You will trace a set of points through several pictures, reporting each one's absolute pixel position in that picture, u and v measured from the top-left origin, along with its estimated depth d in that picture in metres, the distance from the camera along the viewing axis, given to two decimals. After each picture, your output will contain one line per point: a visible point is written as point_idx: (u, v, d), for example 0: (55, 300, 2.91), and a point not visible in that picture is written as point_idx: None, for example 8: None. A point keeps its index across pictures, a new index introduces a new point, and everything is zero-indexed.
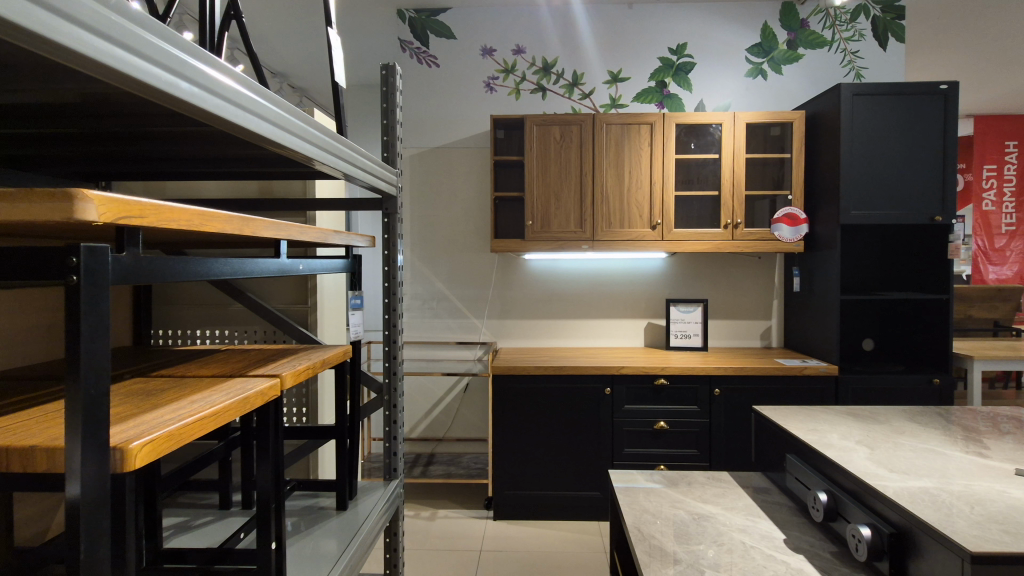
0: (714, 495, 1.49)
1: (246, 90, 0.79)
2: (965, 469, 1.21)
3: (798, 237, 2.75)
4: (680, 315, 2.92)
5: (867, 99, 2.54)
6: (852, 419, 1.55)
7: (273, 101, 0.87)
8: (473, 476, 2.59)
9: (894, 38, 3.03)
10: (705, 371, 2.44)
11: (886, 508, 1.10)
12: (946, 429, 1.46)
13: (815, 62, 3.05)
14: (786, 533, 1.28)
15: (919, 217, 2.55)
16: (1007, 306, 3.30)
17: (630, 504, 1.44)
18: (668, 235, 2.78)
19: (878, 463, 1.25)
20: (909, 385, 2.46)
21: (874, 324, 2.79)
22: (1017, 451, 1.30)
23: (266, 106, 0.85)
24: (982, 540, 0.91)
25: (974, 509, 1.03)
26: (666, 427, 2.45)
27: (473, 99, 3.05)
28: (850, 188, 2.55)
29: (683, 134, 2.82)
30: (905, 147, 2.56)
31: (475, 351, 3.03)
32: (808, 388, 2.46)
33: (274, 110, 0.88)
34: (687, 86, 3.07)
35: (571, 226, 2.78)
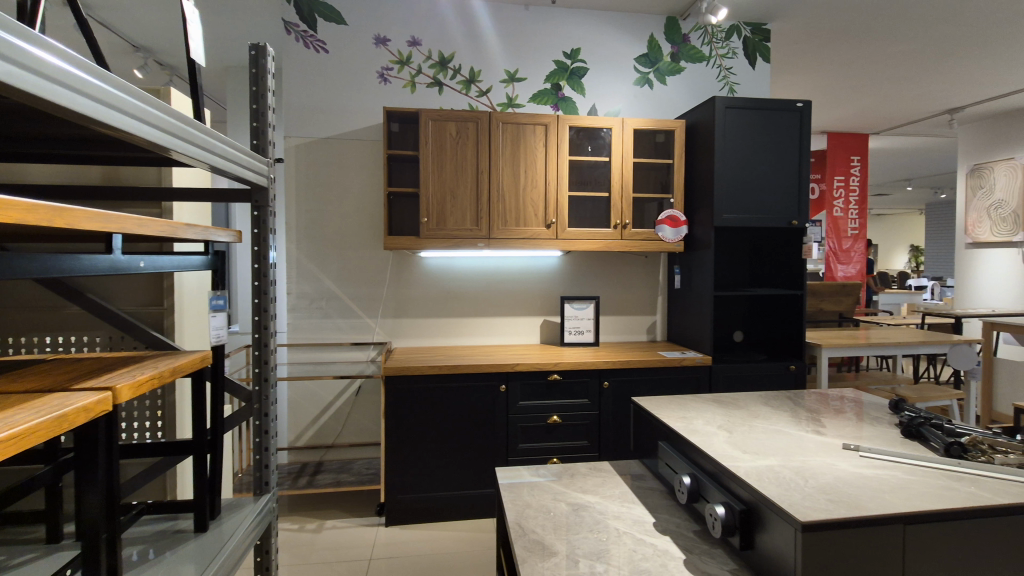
0: (594, 485, 1.54)
1: (58, 60, 0.68)
2: (806, 446, 1.35)
3: (678, 238, 2.94)
4: (573, 312, 2.99)
5: (738, 112, 2.77)
6: (716, 405, 1.68)
7: (101, 77, 0.76)
8: (364, 483, 2.49)
9: (761, 59, 3.34)
10: (595, 366, 2.53)
11: (738, 487, 1.19)
12: (793, 411, 1.63)
13: (695, 75, 3.28)
14: (656, 517, 1.36)
15: (779, 221, 2.83)
16: (849, 300, 3.79)
17: (514, 500, 1.45)
18: (562, 234, 2.85)
19: (734, 446, 1.36)
20: (772, 371, 2.73)
21: (743, 317, 3.07)
22: (846, 427, 1.49)
23: (90, 81, 0.73)
24: (812, 510, 1.02)
25: (808, 482, 1.15)
26: (558, 420, 2.51)
27: (366, 89, 2.93)
28: (722, 193, 2.77)
29: (575, 137, 2.91)
30: (769, 157, 2.82)
31: (368, 352, 2.92)
32: (685, 377, 2.65)
33: (104, 88, 0.77)
34: (580, 90, 3.17)
35: (466, 223, 2.76)
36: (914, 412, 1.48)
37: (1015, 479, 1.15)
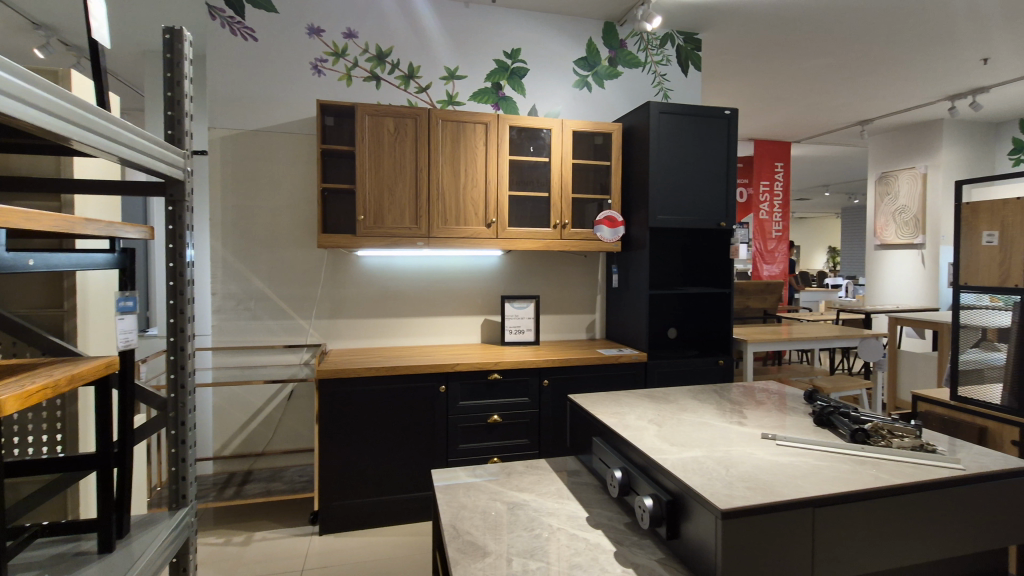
0: (530, 482, 1.55)
1: None
2: (729, 437, 1.41)
3: (616, 238, 3.00)
4: (515, 312, 3.02)
5: (671, 117, 2.88)
6: (648, 401, 1.74)
7: None
8: (296, 491, 2.39)
9: (693, 67, 3.48)
10: (534, 365, 2.55)
11: (665, 479, 1.23)
12: (718, 403, 1.71)
13: (632, 80, 3.37)
14: (589, 511, 1.39)
15: (709, 222, 2.96)
16: (773, 298, 4.02)
17: (449, 502, 1.43)
18: (502, 233, 2.85)
19: (662, 439, 1.40)
20: (702, 366, 2.85)
21: (677, 315, 3.19)
22: (765, 418, 1.57)
23: None
24: (731, 498, 1.07)
25: (729, 471, 1.20)
26: (498, 420, 2.51)
27: (299, 81, 2.82)
28: (656, 196, 2.86)
29: (515, 137, 2.92)
30: (699, 162, 2.95)
31: (300, 354, 2.81)
32: (622, 374, 2.72)
33: None
34: (521, 90, 3.18)
35: (404, 222, 2.71)
36: (825, 402, 1.59)
37: (908, 461, 1.26)
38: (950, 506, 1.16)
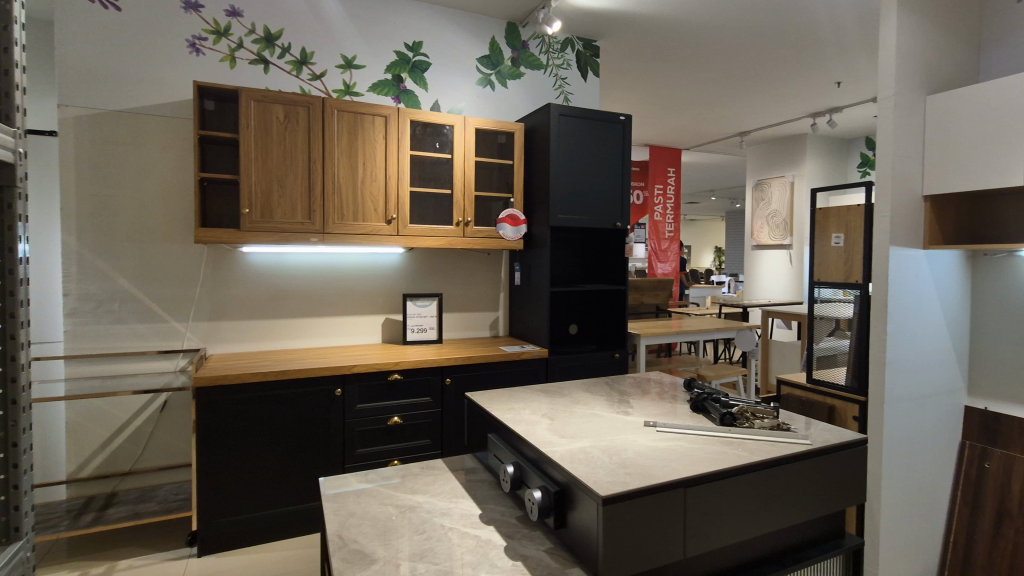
0: (425, 484, 1.52)
1: None
2: (615, 426, 1.48)
3: (518, 236, 3.04)
4: (416, 309, 2.95)
5: (570, 120, 2.97)
6: (543, 395, 1.78)
7: None
8: (170, 511, 2.17)
9: (591, 72, 3.62)
10: (436, 364, 2.52)
11: (554, 470, 1.26)
12: (608, 395, 1.79)
13: (534, 81, 3.42)
14: (482, 508, 1.39)
15: (606, 222, 3.10)
16: (664, 293, 4.30)
17: (337, 510, 1.36)
18: (403, 230, 2.78)
19: (553, 431, 1.44)
20: (599, 360, 2.99)
21: (577, 311, 3.30)
22: (648, 406, 1.67)
23: None
24: (612, 485, 1.12)
25: (612, 458, 1.26)
26: (399, 421, 2.46)
27: (173, 59, 2.56)
28: (557, 196, 2.94)
29: (416, 132, 2.86)
30: (596, 164, 3.07)
31: (176, 360, 2.54)
32: (524, 370, 2.78)
33: None
34: (423, 85, 3.12)
35: (297, 216, 2.55)
36: (701, 389, 1.72)
37: (766, 439, 1.40)
38: (799, 478, 1.30)
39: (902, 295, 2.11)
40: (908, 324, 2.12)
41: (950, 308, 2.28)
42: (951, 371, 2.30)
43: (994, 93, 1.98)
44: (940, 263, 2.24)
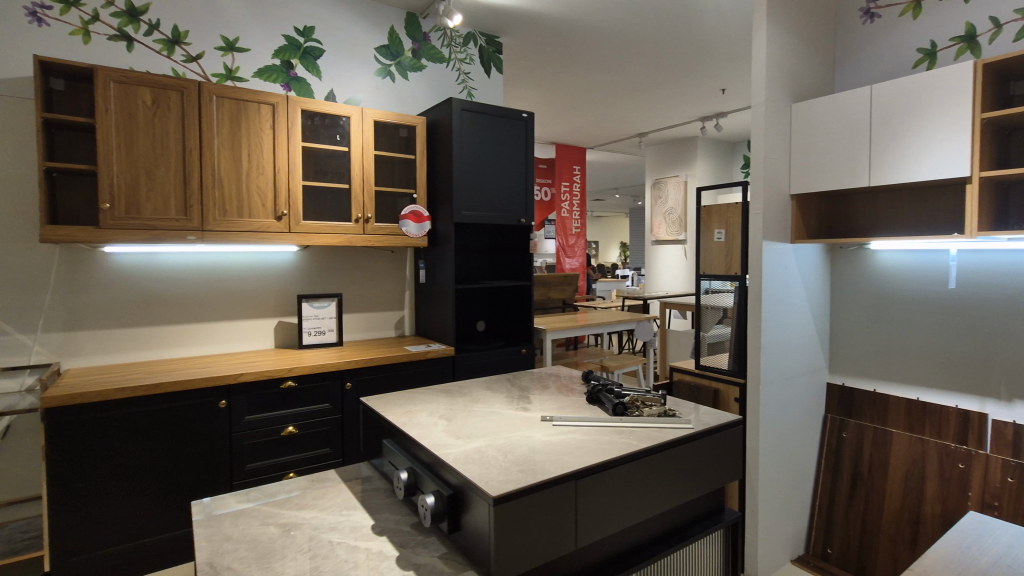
0: (313, 498, 1.43)
1: None
2: (512, 424, 1.48)
3: (422, 233, 2.97)
4: (312, 311, 2.79)
5: (473, 115, 2.93)
6: (441, 396, 1.74)
7: None
8: (14, 553, 1.88)
9: (495, 69, 3.61)
10: (335, 368, 2.40)
11: (447, 474, 1.23)
12: (507, 392, 1.80)
13: (436, 75, 3.36)
14: (375, 518, 1.33)
15: (510, 219, 3.11)
16: (570, 288, 4.43)
17: (210, 536, 1.24)
18: (296, 227, 2.61)
19: (449, 433, 1.41)
20: (506, 356, 3.00)
21: (485, 308, 3.29)
22: (546, 401, 1.69)
23: None
24: (503, 484, 1.11)
25: (506, 457, 1.26)
26: (294, 431, 2.31)
27: (7, 29, 2.20)
28: (461, 192, 2.90)
29: (308, 123, 2.68)
30: (500, 161, 3.07)
31: (22, 380, 2.13)
32: (429, 370, 2.72)
33: None
34: (316, 73, 2.94)
35: (171, 212, 2.31)
36: (597, 380, 1.77)
37: (654, 426, 1.47)
38: (682, 461, 1.38)
39: (774, 285, 2.32)
40: (779, 312, 2.34)
41: (814, 295, 2.54)
42: (815, 353, 2.56)
43: (845, 103, 2.22)
44: (805, 255, 2.49)
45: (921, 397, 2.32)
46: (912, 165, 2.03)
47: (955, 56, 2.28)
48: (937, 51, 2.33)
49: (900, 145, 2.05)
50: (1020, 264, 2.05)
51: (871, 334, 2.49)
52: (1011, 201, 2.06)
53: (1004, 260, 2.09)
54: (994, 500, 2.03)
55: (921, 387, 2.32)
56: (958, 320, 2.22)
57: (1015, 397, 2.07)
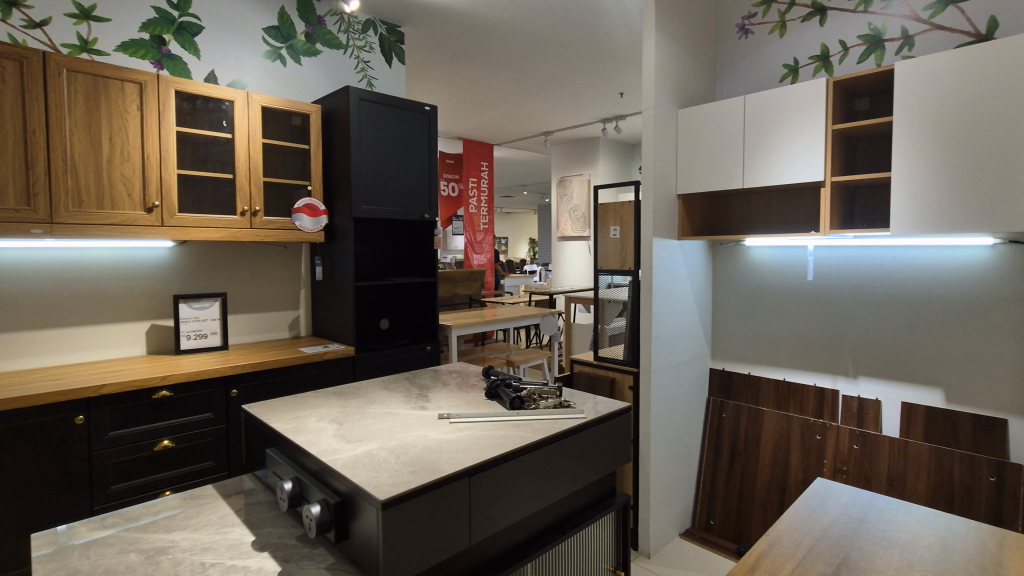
0: (185, 518, 1.30)
1: None
2: (407, 424, 1.45)
3: (317, 228, 2.81)
4: (191, 313, 2.55)
5: (372, 106, 2.82)
6: (334, 399, 1.66)
7: None
8: None
9: (396, 59, 3.50)
10: (218, 374, 2.21)
11: (335, 481, 1.17)
12: (406, 391, 1.75)
13: (332, 61, 3.19)
14: (256, 534, 1.25)
15: (413, 214, 3.04)
16: (477, 284, 4.43)
17: (53, 571, 1.08)
18: (171, 220, 2.35)
19: (339, 437, 1.35)
20: (409, 355, 2.95)
21: (388, 305, 3.19)
22: (444, 399, 1.67)
23: None
24: (393, 486, 1.07)
25: (398, 458, 1.22)
26: (170, 445, 2.10)
27: None
28: (359, 185, 2.78)
29: (183, 106, 2.43)
30: (402, 154, 2.99)
31: None
32: (327, 371, 2.60)
33: None
34: (193, 51, 2.68)
35: (8, 201, 1.98)
36: (497, 375, 1.78)
37: (549, 418, 1.50)
38: (574, 451, 1.42)
39: (663, 280, 2.47)
40: (668, 304, 2.50)
41: (698, 288, 2.74)
42: (700, 341, 2.77)
43: (723, 110, 2.41)
44: (690, 250, 2.68)
45: (787, 377, 2.60)
46: (777, 169, 2.25)
47: (813, 73, 2.55)
48: (799, 67, 2.59)
49: (768, 152, 2.27)
50: (863, 259, 2.36)
51: (746, 322, 2.74)
52: (856, 204, 2.35)
53: (851, 255, 2.39)
54: (843, 465, 2.32)
55: (787, 368, 2.60)
56: (816, 308, 2.50)
57: (860, 374, 2.38)
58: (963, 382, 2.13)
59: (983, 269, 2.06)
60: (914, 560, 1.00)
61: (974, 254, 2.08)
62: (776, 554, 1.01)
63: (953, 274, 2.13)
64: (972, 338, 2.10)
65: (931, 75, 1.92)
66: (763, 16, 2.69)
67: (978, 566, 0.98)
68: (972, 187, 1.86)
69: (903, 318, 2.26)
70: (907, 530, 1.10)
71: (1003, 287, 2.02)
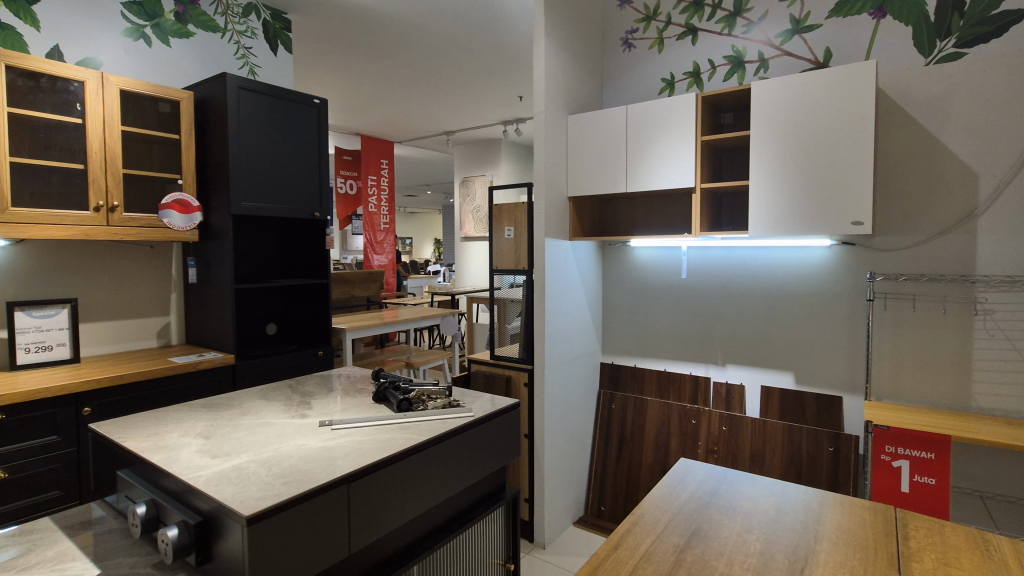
0: (11, 558, 1.13)
1: None
2: (284, 433, 1.37)
3: (190, 226, 2.58)
4: (31, 322, 2.22)
5: (252, 95, 2.63)
6: (202, 411, 1.53)
7: None
8: None
9: (282, 47, 3.30)
10: (66, 390, 1.95)
11: (196, 500, 1.08)
12: (286, 399, 1.66)
13: (206, 45, 2.93)
14: (103, 567, 1.11)
15: (302, 212, 2.90)
16: (375, 285, 4.31)
17: None
18: (3, 215, 2.01)
19: (205, 453, 1.25)
20: (297, 361, 2.80)
21: (275, 309, 3.00)
22: (327, 405, 1.61)
23: None
24: (261, 500, 1.01)
25: (270, 470, 1.15)
26: (2, 476, 1.82)
27: None
28: (239, 180, 2.58)
29: (19, 83, 2.11)
30: (288, 148, 2.82)
31: None
32: (202, 382, 2.39)
33: None
34: (31, 22, 2.32)
35: None
36: (386, 378, 1.74)
37: (436, 418, 1.49)
38: (460, 449, 1.43)
39: (555, 279, 2.56)
40: (560, 303, 2.59)
41: (588, 285, 2.88)
42: (591, 336, 2.91)
43: (608, 118, 2.55)
44: (580, 250, 2.80)
45: (667, 368, 2.81)
46: (656, 175, 2.42)
47: (686, 88, 2.78)
48: (674, 81, 2.81)
49: (647, 158, 2.44)
50: (729, 259, 2.61)
51: (631, 317, 2.92)
52: (723, 208, 2.60)
53: (718, 255, 2.64)
54: (714, 446, 2.55)
55: (667, 359, 2.81)
56: (690, 303, 2.73)
57: (728, 362, 2.64)
58: (808, 366, 2.43)
59: (823, 266, 2.37)
60: (752, 524, 1.12)
61: (816, 254, 2.39)
62: (638, 530, 1.09)
63: (800, 272, 2.43)
64: (815, 327, 2.41)
65: (780, 95, 2.17)
66: (643, 31, 2.89)
67: (802, 524, 1.12)
68: (812, 195, 2.13)
69: (762, 311, 2.54)
70: (749, 498, 1.24)
71: (838, 283, 2.34)
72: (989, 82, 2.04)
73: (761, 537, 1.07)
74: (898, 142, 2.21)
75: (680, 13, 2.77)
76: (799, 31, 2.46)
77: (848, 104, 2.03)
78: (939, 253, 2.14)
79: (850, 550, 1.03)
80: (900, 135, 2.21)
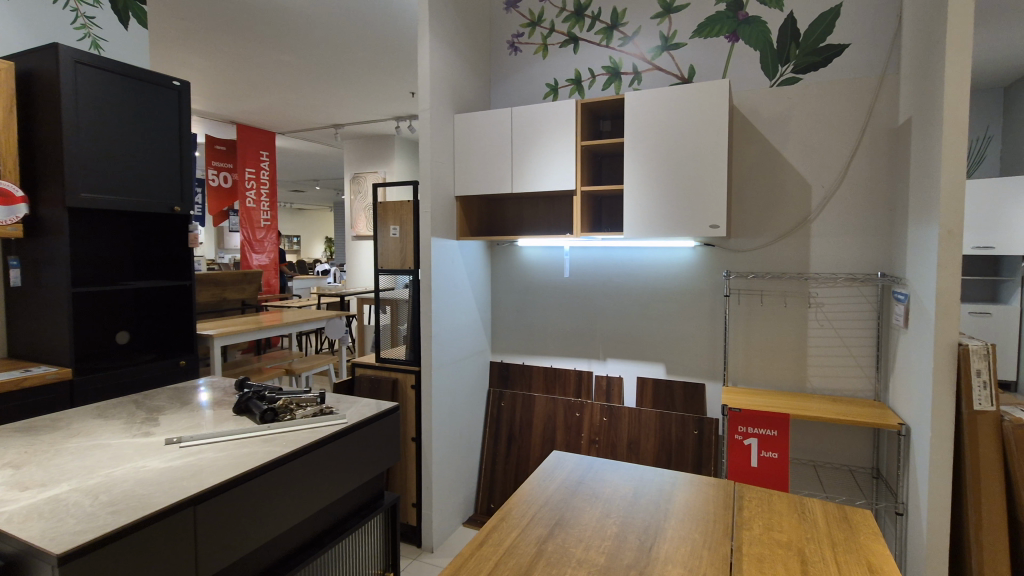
0: None
1: None
2: (121, 455, 1.22)
3: (12, 219, 2.19)
4: None
5: (92, 72, 2.30)
6: (15, 437, 1.31)
7: None
8: None
9: (134, 20, 2.92)
10: None
11: None
12: (128, 417, 1.47)
13: (33, 9, 2.52)
14: None
15: (159, 205, 2.61)
16: (252, 287, 4.00)
17: None
18: None
19: (13, 485, 1.06)
20: (156, 371, 2.54)
21: (127, 315, 2.67)
22: (179, 420, 1.45)
23: None
24: (79, 535, 0.88)
25: (97, 499, 1.01)
26: None
27: None
28: (78, 168, 2.24)
29: None
30: (139, 134, 2.51)
31: None
32: (28, 402, 2.05)
33: None
34: None
35: None
36: (251, 387, 1.61)
37: (304, 428, 1.41)
38: (332, 457, 1.37)
39: (442, 279, 2.54)
40: (448, 303, 2.58)
41: (477, 285, 2.89)
42: (479, 335, 2.93)
43: (493, 119, 2.58)
44: (468, 250, 2.81)
45: (553, 364, 2.90)
46: (539, 177, 2.48)
47: (569, 94, 2.89)
48: (558, 87, 2.91)
49: (531, 161, 2.50)
50: (609, 259, 2.76)
51: (519, 315, 2.99)
52: (602, 210, 2.74)
53: (599, 255, 2.78)
54: (596, 436, 2.69)
55: (552, 355, 2.90)
56: (574, 301, 2.85)
57: (608, 356, 2.79)
58: (677, 358, 2.64)
59: (689, 266, 2.59)
60: (613, 509, 1.19)
61: (683, 255, 2.60)
62: (506, 525, 1.11)
63: (670, 271, 2.63)
64: (682, 322, 2.62)
65: (649, 106, 2.33)
66: (528, 37, 2.96)
67: (655, 505, 1.21)
68: (677, 200, 2.31)
69: (638, 307, 2.71)
70: (611, 485, 1.31)
71: (701, 281, 2.57)
72: (817, 106, 2.35)
73: (618, 521, 1.14)
74: (748, 155, 2.47)
75: (562, 21, 2.88)
76: (667, 48, 2.66)
77: (706, 118, 2.24)
78: (780, 253, 2.43)
79: (693, 525, 1.13)
80: (749, 148, 2.47)
